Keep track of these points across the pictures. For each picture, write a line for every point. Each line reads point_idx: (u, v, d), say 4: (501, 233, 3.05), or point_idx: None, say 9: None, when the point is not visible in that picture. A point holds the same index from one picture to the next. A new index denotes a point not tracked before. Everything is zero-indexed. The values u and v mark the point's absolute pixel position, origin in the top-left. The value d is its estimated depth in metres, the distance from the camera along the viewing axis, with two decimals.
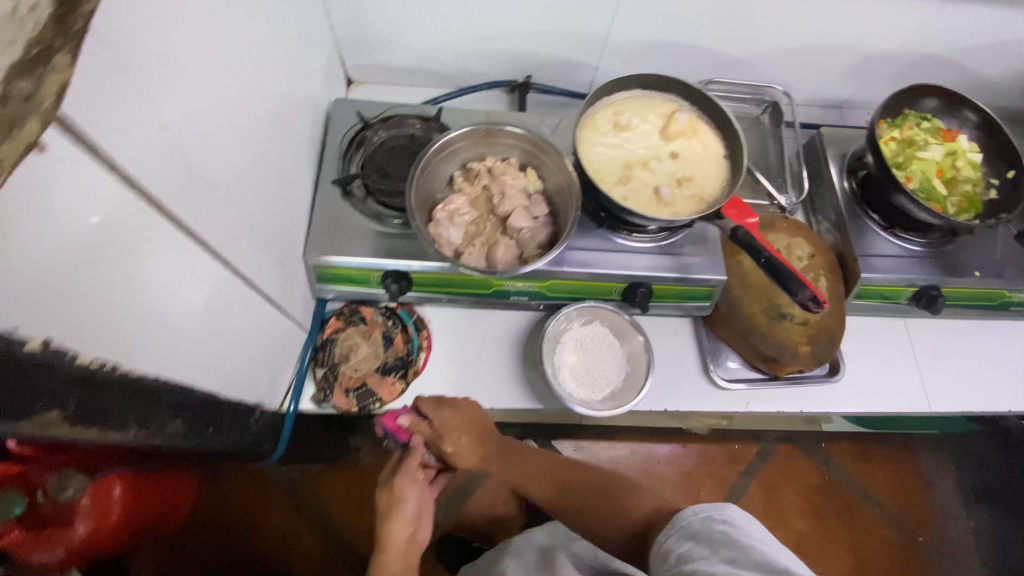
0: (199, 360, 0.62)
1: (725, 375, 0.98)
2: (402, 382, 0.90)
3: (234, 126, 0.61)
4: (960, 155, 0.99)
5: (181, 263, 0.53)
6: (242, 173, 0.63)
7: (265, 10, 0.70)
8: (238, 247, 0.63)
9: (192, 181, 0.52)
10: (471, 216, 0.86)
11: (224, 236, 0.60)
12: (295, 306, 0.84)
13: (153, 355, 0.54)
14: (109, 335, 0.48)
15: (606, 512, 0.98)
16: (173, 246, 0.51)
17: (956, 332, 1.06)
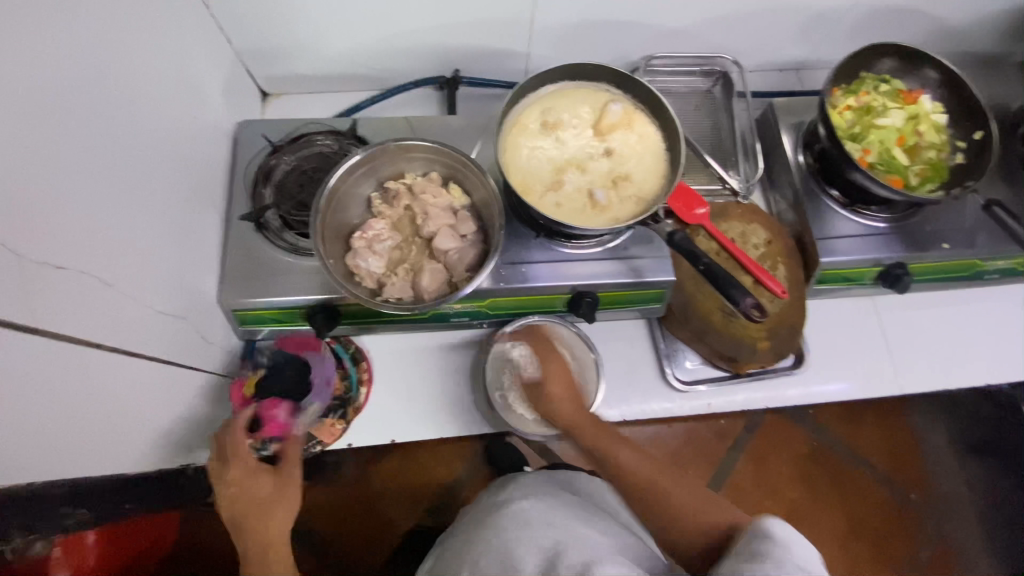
0: (91, 449, 0.58)
1: (685, 376, 0.94)
2: (343, 421, 0.86)
3: (87, 190, 0.54)
4: (922, 120, 0.93)
5: (30, 361, 0.48)
6: (110, 242, 0.58)
7: (125, 47, 0.62)
8: (111, 318, 0.58)
9: (27, 276, 0.47)
10: (393, 241, 0.80)
11: (89, 318, 0.54)
12: (215, 355, 0.79)
13: (22, 463, 0.50)
14: None
15: (685, 519, 0.66)
16: (11, 348, 0.46)
17: (930, 305, 1.00)
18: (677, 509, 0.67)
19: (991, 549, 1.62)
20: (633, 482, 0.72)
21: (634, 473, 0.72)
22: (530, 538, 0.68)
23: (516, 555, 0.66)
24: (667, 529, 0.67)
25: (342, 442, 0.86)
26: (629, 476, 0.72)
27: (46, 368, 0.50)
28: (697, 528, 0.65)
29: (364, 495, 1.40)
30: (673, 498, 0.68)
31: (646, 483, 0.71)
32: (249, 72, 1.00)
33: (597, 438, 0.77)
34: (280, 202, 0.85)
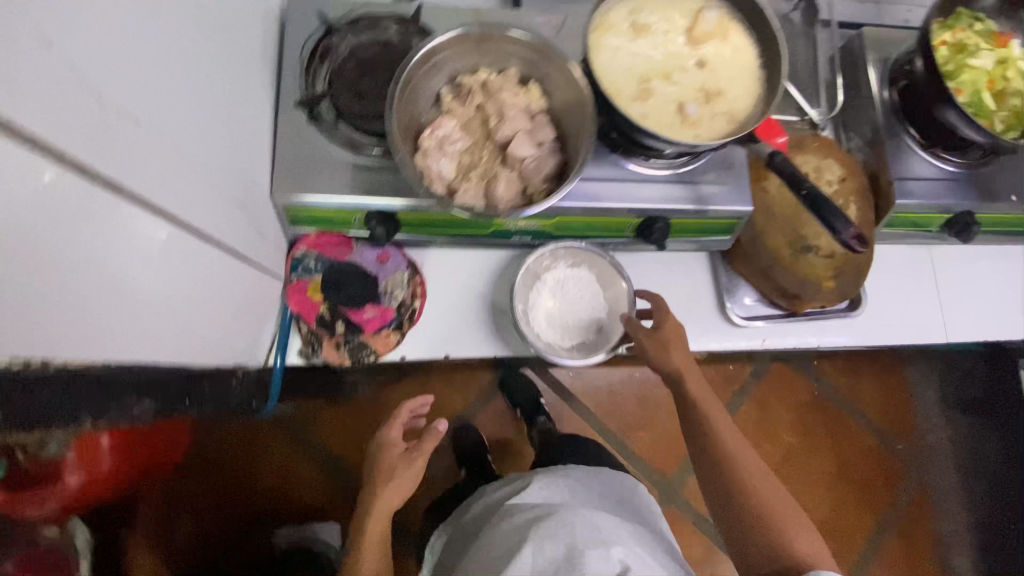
0: (155, 334, 0.53)
1: (742, 312, 0.92)
2: (397, 333, 0.81)
3: (159, 38, 0.46)
4: (1010, 66, 0.89)
5: (110, 227, 0.42)
6: (179, 106, 0.49)
7: None
8: (187, 196, 0.51)
9: (113, 127, 0.39)
10: (464, 144, 0.72)
11: (175, 189, 0.48)
12: (267, 254, 0.73)
13: (96, 340, 0.45)
14: (24, 326, 0.38)
15: (767, 527, 0.68)
16: (99, 212, 0.40)
17: (983, 259, 0.99)
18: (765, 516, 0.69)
19: (967, 499, 1.73)
20: (725, 470, 0.73)
21: (738, 461, 0.73)
22: (597, 535, 0.69)
23: (586, 552, 0.66)
24: (744, 529, 0.70)
25: (395, 356, 0.83)
26: (726, 463, 0.73)
27: (132, 239, 0.44)
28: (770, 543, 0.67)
29: (375, 414, 1.47)
30: (764, 503, 0.70)
31: (738, 473, 0.72)
32: None
33: (708, 415, 0.76)
34: (335, 91, 0.76)
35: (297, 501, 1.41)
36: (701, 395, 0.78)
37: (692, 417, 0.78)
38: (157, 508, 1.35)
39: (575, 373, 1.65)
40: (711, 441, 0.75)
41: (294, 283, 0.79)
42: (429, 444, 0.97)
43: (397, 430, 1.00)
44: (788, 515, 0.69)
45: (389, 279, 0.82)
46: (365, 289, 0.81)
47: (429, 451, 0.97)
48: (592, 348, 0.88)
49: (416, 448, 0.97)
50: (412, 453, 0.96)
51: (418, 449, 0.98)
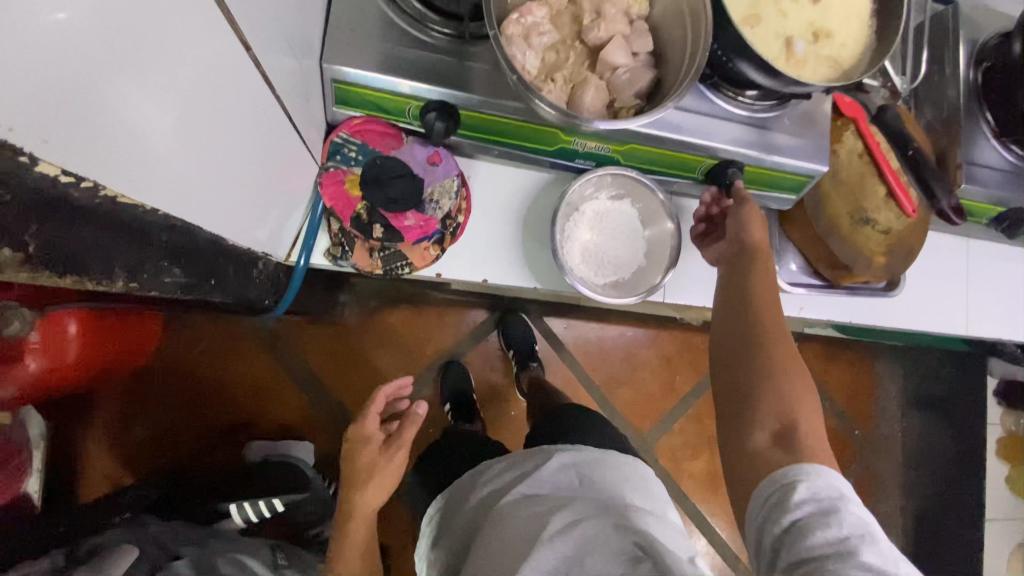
0: (199, 192, 0.46)
1: (786, 278, 0.90)
2: (437, 249, 0.73)
3: None
4: None
5: (198, 48, 0.35)
6: None
7: None
8: (262, 30, 0.43)
9: None
10: (553, 39, 0.64)
11: (248, 10, 0.39)
12: (308, 130, 0.64)
13: (153, 181, 0.39)
14: (96, 145, 0.32)
15: (773, 397, 0.58)
16: (196, 25, 0.33)
17: (1014, 261, 1.00)
18: (777, 385, 0.59)
19: (909, 487, 1.85)
20: (753, 330, 0.63)
21: (772, 328, 0.62)
22: (608, 527, 0.64)
23: (593, 551, 0.61)
24: (748, 392, 0.60)
25: (431, 272, 0.75)
26: (760, 325, 0.63)
27: (196, 72, 0.36)
28: (767, 413, 0.58)
29: (363, 338, 1.41)
30: (783, 375, 0.59)
31: (767, 339, 0.62)
32: None
33: (755, 278, 0.67)
34: None
35: (273, 414, 1.34)
36: (759, 259, 0.69)
37: (736, 280, 0.68)
38: (120, 404, 1.25)
39: (572, 325, 1.62)
40: (751, 302, 0.65)
41: (330, 171, 0.70)
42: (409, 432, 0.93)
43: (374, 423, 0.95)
44: (805, 399, 0.58)
45: (435, 186, 0.72)
46: (407, 192, 0.71)
47: (410, 440, 0.93)
48: (627, 288, 0.80)
49: (396, 440, 0.93)
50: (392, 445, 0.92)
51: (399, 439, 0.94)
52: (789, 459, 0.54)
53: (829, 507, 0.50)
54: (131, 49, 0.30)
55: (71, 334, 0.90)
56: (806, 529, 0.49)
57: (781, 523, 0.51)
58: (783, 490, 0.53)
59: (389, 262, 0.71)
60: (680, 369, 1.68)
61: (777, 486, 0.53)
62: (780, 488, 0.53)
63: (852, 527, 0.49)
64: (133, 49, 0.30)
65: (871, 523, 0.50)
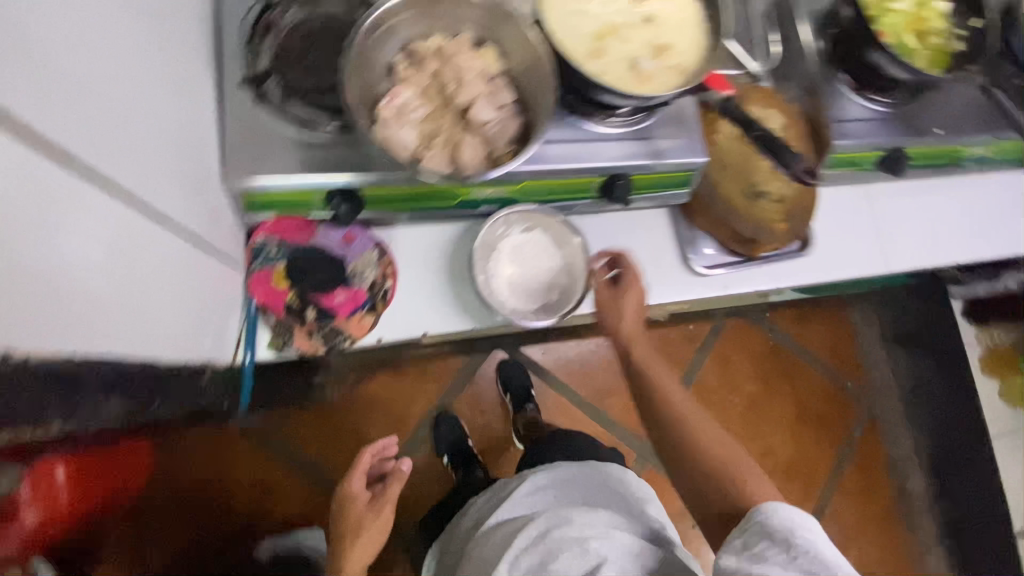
0: (117, 324, 0.50)
1: (704, 263, 0.95)
2: (371, 315, 0.78)
3: (126, 29, 0.46)
4: (928, 8, 0.94)
5: (92, 220, 0.42)
6: (146, 93, 0.49)
7: None
8: (154, 183, 0.50)
9: (95, 120, 0.40)
10: (423, 112, 0.71)
11: (139, 175, 0.47)
12: (225, 243, 0.70)
13: (75, 332, 0.45)
14: (13, 320, 0.38)
15: (726, 477, 0.72)
16: (87, 204, 0.40)
17: (913, 194, 1.07)
18: (725, 467, 0.72)
19: (913, 424, 1.90)
20: (684, 435, 0.77)
21: (693, 427, 0.77)
22: (572, 534, 0.69)
23: (556, 558, 0.68)
24: (706, 480, 0.73)
25: (371, 338, 0.80)
26: (686, 431, 0.77)
27: (81, 226, 0.41)
28: (728, 493, 0.70)
29: (349, 413, 1.44)
30: (722, 458, 0.73)
31: (696, 436, 0.76)
32: None
33: (664, 394, 0.81)
34: (281, 68, 0.73)
35: (275, 508, 1.36)
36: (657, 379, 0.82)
37: (654, 400, 0.81)
38: (125, 537, 1.26)
39: (549, 350, 1.65)
40: (668, 416, 0.79)
41: (256, 273, 0.75)
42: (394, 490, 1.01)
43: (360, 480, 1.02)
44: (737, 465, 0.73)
45: (357, 260, 0.78)
46: (330, 273, 0.77)
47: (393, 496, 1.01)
48: (556, 308, 0.86)
49: (381, 496, 1.01)
50: (377, 501, 1.00)
51: (384, 495, 1.01)
52: (751, 511, 0.66)
53: (782, 538, 0.60)
54: (23, 240, 0.36)
55: (59, 479, 0.92)
56: (762, 557, 0.60)
57: (746, 556, 0.61)
58: (747, 530, 0.63)
59: (331, 338, 0.76)
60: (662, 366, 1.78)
61: (744, 530, 0.64)
62: (745, 531, 0.64)
63: (802, 551, 0.59)
64: (32, 242, 0.37)
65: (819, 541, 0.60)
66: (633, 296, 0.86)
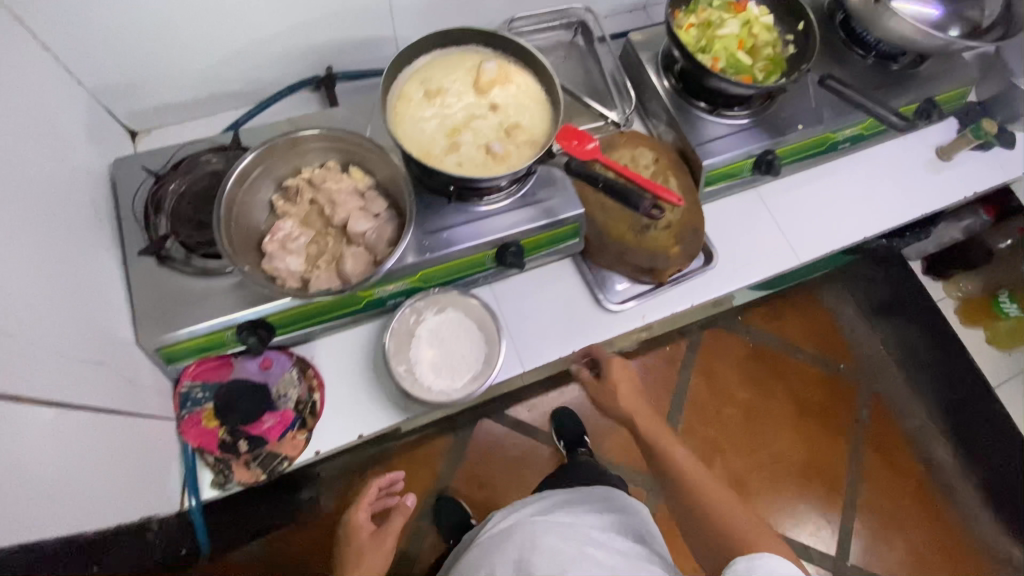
0: (44, 507, 0.54)
1: (616, 299, 1.00)
2: (304, 432, 0.82)
3: None
4: (754, 23, 1.02)
5: None
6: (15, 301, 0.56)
7: None
8: (31, 375, 0.55)
9: None
10: (307, 238, 0.78)
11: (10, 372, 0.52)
12: (147, 400, 0.75)
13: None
14: None
15: (731, 531, 0.67)
16: None
17: (803, 184, 1.13)
18: (727, 523, 0.67)
19: (920, 390, 1.78)
20: (688, 494, 0.73)
21: (696, 486, 0.74)
22: (546, 547, 0.77)
23: (531, 564, 0.75)
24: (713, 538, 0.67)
25: (309, 454, 0.83)
26: (691, 488, 0.74)
27: None
28: (730, 545, 0.66)
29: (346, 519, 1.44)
30: (728, 514, 0.69)
31: (702, 493, 0.72)
32: (110, 111, 0.94)
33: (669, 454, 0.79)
34: (179, 228, 0.81)
35: None
36: (663, 442, 0.81)
37: (660, 462, 0.79)
38: None
39: (535, 407, 1.63)
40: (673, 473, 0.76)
41: (187, 417, 0.80)
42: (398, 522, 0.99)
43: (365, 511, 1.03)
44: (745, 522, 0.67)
45: (279, 382, 0.83)
46: (256, 402, 0.81)
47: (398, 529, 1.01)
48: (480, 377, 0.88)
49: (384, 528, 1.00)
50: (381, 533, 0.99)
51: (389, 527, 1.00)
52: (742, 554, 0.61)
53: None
54: None
55: None
56: None
57: None
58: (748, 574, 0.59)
59: (270, 462, 0.80)
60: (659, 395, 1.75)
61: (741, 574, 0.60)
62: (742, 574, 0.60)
63: None
64: None
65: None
66: (627, 379, 0.89)
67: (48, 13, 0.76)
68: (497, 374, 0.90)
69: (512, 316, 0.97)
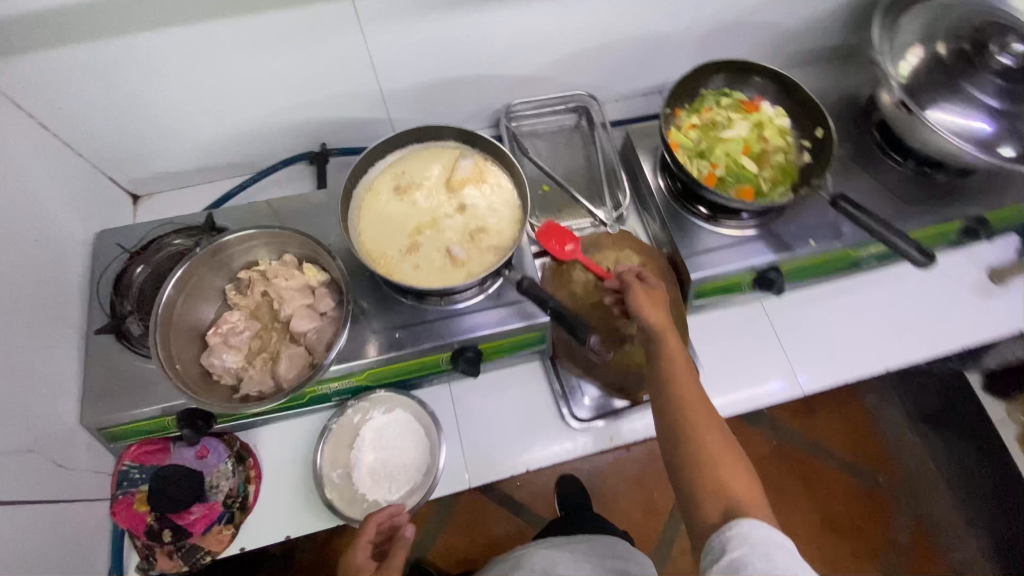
0: None
1: (584, 413, 0.92)
2: (231, 526, 0.81)
3: None
4: (766, 126, 0.92)
5: None
6: None
7: None
8: None
9: None
10: (250, 332, 0.78)
11: None
12: (81, 481, 0.76)
13: None
14: None
15: (711, 479, 0.63)
16: None
17: (814, 301, 1.02)
18: (711, 473, 0.64)
19: (975, 520, 1.36)
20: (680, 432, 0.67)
21: (693, 425, 0.67)
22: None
23: None
24: (688, 483, 0.65)
25: (234, 548, 0.81)
26: (684, 425, 0.67)
27: None
28: (723, 498, 0.62)
29: None
30: (714, 464, 0.64)
31: (693, 433, 0.67)
32: (111, 178, 0.99)
33: (673, 377, 0.71)
34: (141, 308, 0.82)
35: None
36: (675, 358, 0.72)
37: (661, 384, 0.72)
38: None
39: None
40: (674, 403, 0.69)
41: (120, 498, 0.79)
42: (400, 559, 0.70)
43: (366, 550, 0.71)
44: (743, 480, 0.64)
45: (214, 473, 0.82)
46: (188, 491, 0.79)
47: None
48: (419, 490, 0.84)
49: None
50: None
51: None
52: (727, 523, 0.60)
53: (761, 552, 0.56)
54: None
55: None
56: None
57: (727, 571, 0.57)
58: (730, 540, 0.58)
59: (192, 553, 0.79)
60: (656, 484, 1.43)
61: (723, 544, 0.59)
62: (723, 543, 0.59)
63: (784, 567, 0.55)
64: None
65: (792, 546, 0.58)
66: (656, 295, 0.78)
67: (49, 100, 0.81)
68: (438, 486, 0.86)
69: (466, 423, 0.91)
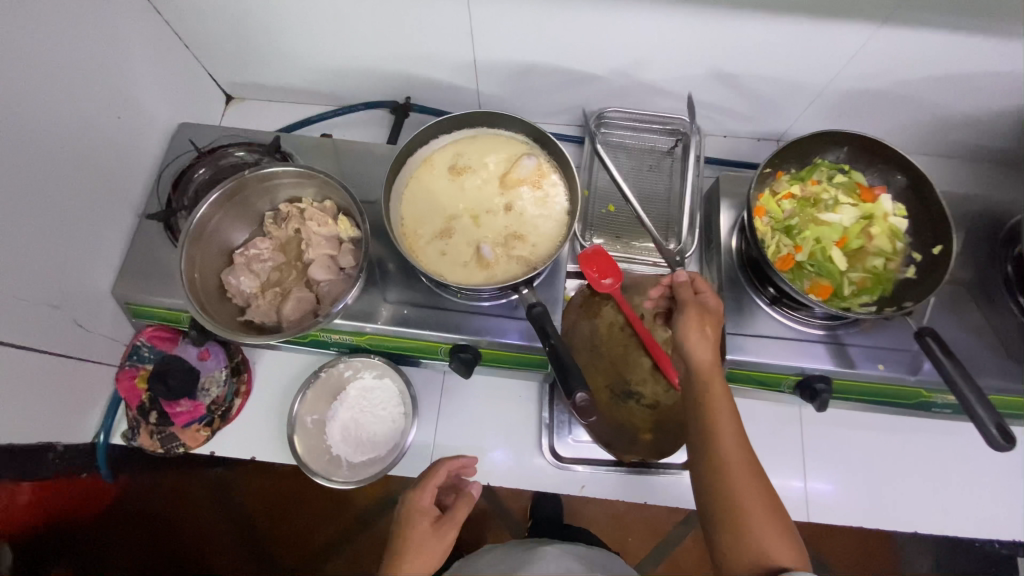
0: None
1: (567, 452, 0.88)
2: (207, 429, 0.86)
3: None
4: (876, 222, 0.80)
5: None
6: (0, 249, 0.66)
7: (38, 69, 0.68)
8: None
9: None
10: (272, 263, 0.80)
11: None
12: (99, 345, 0.84)
13: None
14: None
15: (748, 542, 0.57)
16: None
17: (857, 426, 0.91)
18: (745, 531, 0.58)
19: None
20: (719, 490, 0.61)
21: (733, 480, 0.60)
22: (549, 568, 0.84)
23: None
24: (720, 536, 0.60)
25: (205, 449, 0.88)
26: (722, 484, 0.61)
27: None
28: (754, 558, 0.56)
29: None
30: (749, 521, 0.58)
31: (734, 493, 0.60)
32: (210, 75, 1.04)
33: (714, 418, 0.63)
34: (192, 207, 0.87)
35: None
36: (711, 393, 0.65)
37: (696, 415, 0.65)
38: None
39: None
40: (706, 439, 0.63)
41: (127, 368, 0.86)
42: (465, 513, 0.73)
43: (432, 495, 0.75)
44: (778, 541, 0.57)
45: (208, 376, 0.88)
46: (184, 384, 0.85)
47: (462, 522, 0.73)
48: (379, 464, 0.85)
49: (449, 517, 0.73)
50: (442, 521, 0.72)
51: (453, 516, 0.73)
52: None
53: None
54: None
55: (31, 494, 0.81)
56: None
57: None
58: None
59: (170, 439, 0.86)
60: (639, 531, 1.17)
61: None
62: None
63: None
64: None
65: None
66: (706, 318, 0.70)
67: None
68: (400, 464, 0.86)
69: (446, 415, 0.90)
